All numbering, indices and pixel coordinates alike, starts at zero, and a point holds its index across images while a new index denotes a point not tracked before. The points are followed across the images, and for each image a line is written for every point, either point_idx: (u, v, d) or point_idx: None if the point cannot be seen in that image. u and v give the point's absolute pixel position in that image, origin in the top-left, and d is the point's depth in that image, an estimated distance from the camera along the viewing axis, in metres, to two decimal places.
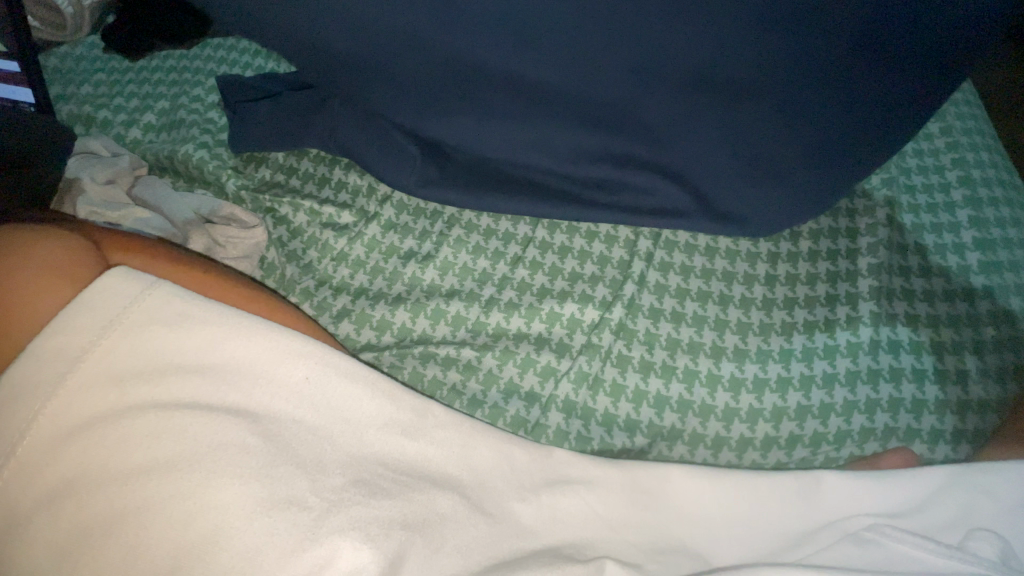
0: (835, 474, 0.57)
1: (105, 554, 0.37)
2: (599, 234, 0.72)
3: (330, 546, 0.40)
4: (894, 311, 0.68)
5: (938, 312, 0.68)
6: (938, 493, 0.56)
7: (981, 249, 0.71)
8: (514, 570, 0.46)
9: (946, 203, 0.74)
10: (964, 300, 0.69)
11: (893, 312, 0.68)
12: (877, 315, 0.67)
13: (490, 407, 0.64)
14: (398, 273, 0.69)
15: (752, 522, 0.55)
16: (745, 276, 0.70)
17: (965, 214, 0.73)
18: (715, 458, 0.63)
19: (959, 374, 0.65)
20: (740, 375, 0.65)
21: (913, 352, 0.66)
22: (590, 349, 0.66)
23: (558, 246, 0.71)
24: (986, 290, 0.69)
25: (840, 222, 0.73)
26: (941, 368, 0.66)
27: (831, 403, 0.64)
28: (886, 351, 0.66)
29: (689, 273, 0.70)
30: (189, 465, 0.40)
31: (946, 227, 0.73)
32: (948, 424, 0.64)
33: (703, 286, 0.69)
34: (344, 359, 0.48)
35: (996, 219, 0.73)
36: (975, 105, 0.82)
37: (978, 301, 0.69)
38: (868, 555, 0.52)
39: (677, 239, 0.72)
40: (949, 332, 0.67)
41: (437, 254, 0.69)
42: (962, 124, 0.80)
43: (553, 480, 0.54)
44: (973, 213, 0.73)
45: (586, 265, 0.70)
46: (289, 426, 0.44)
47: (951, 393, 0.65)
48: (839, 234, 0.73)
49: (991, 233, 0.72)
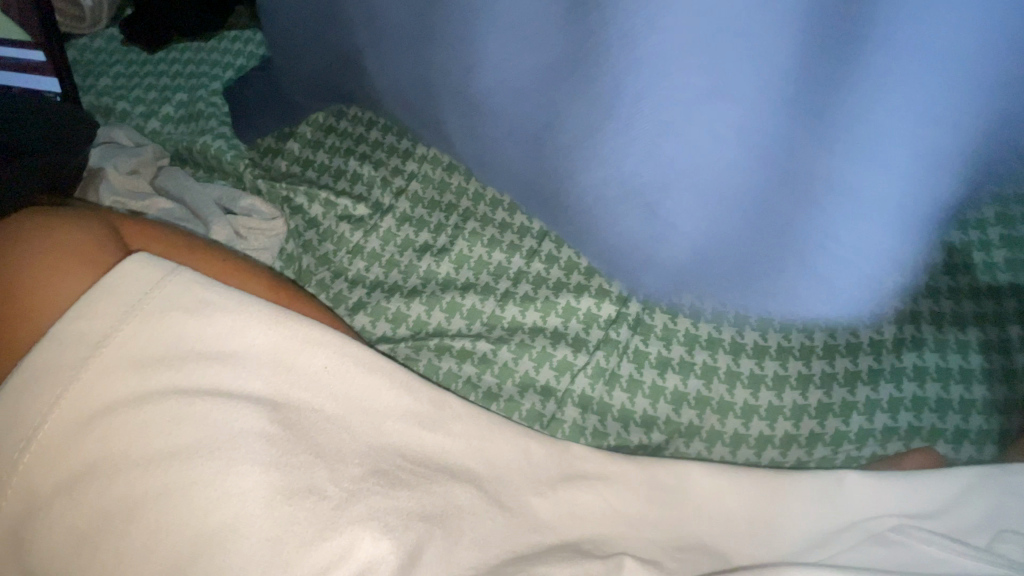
0: (858, 474, 0.56)
1: (125, 540, 0.37)
2: None
3: (349, 536, 0.40)
4: (918, 310, 0.67)
5: (963, 311, 0.67)
6: (965, 494, 0.55)
7: None
8: (533, 564, 0.45)
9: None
10: (988, 299, 0.67)
11: (917, 310, 0.67)
12: (901, 312, 0.66)
13: (505, 401, 0.63)
14: (414, 266, 0.68)
15: (774, 521, 0.54)
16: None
17: None
18: (734, 455, 0.62)
19: (984, 373, 0.64)
20: (759, 372, 0.64)
21: (937, 349, 0.65)
22: (608, 343, 0.65)
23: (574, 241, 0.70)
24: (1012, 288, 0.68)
25: None
26: (968, 367, 0.64)
27: (853, 401, 0.63)
28: (910, 349, 0.65)
29: None
30: (209, 451, 0.39)
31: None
32: (974, 424, 0.63)
33: None
34: (363, 349, 0.47)
35: None
36: None
37: (1004, 299, 0.67)
38: (892, 555, 0.51)
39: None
40: (974, 332, 0.66)
41: (453, 247, 0.69)
42: None
43: (572, 474, 0.53)
44: None
45: None
46: (308, 415, 0.44)
47: (977, 393, 0.63)
48: None
49: None
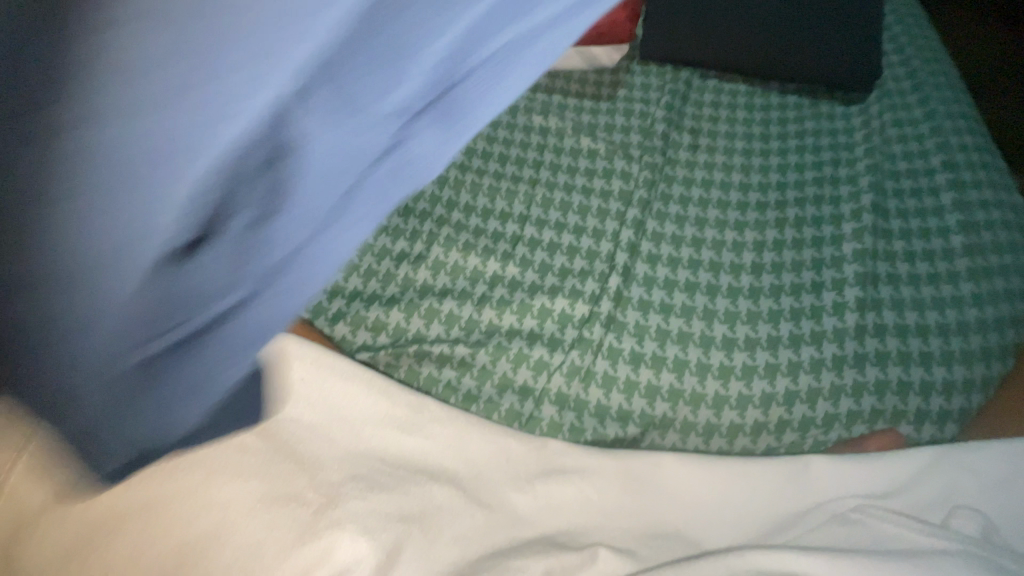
0: (823, 459, 0.59)
1: (113, 552, 0.39)
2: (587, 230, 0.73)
3: (329, 539, 0.42)
4: (879, 297, 0.70)
5: (925, 296, 0.70)
6: (923, 473, 0.58)
7: (964, 232, 0.73)
8: (509, 557, 0.47)
9: (930, 186, 0.76)
10: (949, 283, 0.70)
11: (879, 297, 0.69)
12: (863, 300, 0.69)
13: (484, 403, 0.65)
14: (392, 275, 0.70)
15: (742, 509, 0.56)
16: (732, 266, 0.72)
17: (949, 198, 0.75)
18: (706, 445, 0.65)
19: (944, 355, 0.67)
20: (729, 363, 0.66)
21: (900, 334, 0.68)
22: (583, 342, 0.67)
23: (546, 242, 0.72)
24: (969, 272, 0.71)
25: (824, 210, 0.75)
26: (927, 350, 0.67)
27: (819, 387, 0.66)
28: (874, 336, 0.68)
29: (676, 264, 0.71)
30: (190, 464, 0.42)
31: (930, 212, 0.74)
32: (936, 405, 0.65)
33: (691, 278, 0.71)
34: (341, 360, 0.50)
35: (981, 201, 0.74)
36: (958, 88, 0.84)
37: (962, 284, 0.70)
38: (854, 532, 0.53)
39: (663, 232, 0.73)
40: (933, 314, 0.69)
41: (429, 254, 0.70)
42: (946, 107, 0.82)
43: (549, 469, 0.55)
44: (957, 197, 0.75)
45: (574, 261, 0.71)
46: (288, 425, 0.47)
47: (937, 374, 0.66)
48: (823, 222, 0.74)
49: (975, 216, 0.73)
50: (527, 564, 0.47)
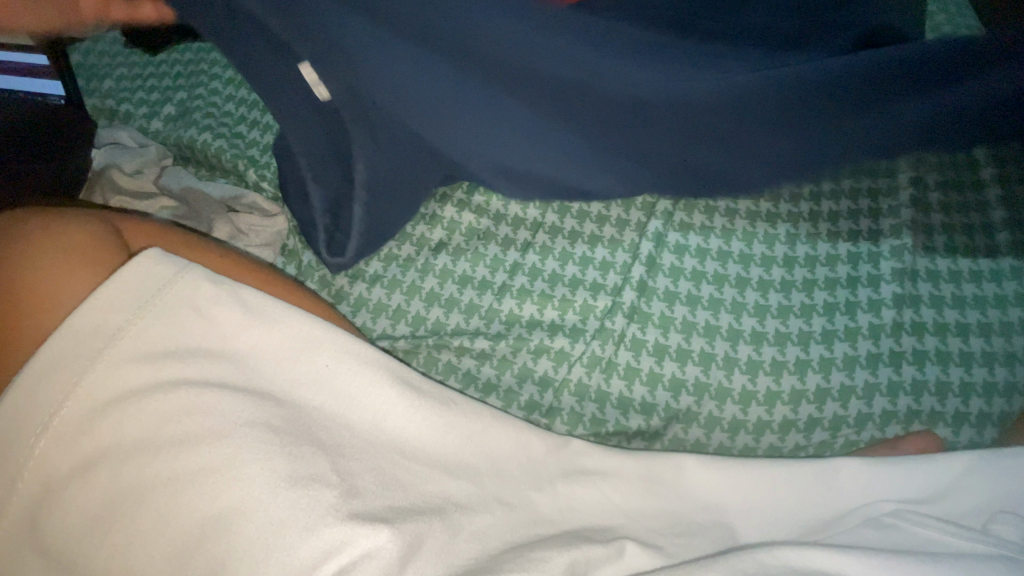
0: (853, 461, 0.55)
1: (136, 521, 0.39)
2: (685, 272, 0.66)
3: (346, 528, 0.41)
4: (931, 245, 0.67)
5: (921, 292, 0.65)
6: (961, 479, 0.54)
7: (986, 336, 0.63)
8: (530, 549, 0.46)
9: (965, 223, 0.68)
10: (956, 336, 0.63)
11: (901, 321, 0.64)
12: (900, 324, 0.63)
13: (393, 311, 0.67)
14: (208, 146, 0.75)
15: (771, 513, 0.53)
16: (787, 236, 0.68)
17: (1004, 238, 0.67)
18: (648, 423, 0.62)
19: (957, 416, 0.61)
20: (751, 389, 0.62)
21: (939, 362, 0.62)
22: (604, 333, 0.64)
23: (588, 282, 0.66)
24: (985, 354, 0.63)
25: (862, 224, 0.68)
26: (968, 381, 0.62)
27: (852, 386, 0.62)
28: (910, 363, 0.62)
29: (700, 278, 0.66)
30: (214, 441, 0.41)
31: (969, 302, 0.64)
32: (999, 345, 0.63)
33: (716, 293, 0.65)
34: (365, 346, 0.49)
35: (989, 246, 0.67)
36: None
37: (989, 309, 0.64)
38: (889, 536, 0.50)
39: (686, 244, 0.68)
40: (967, 262, 0.66)
41: (246, 134, 0.76)
42: None
43: (571, 471, 0.53)
44: (972, 265, 0.66)
45: (608, 276, 0.67)
46: (311, 414, 0.46)
47: (950, 407, 0.61)
48: (861, 237, 0.68)
49: (987, 264, 0.66)
50: (550, 555, 0.45)
